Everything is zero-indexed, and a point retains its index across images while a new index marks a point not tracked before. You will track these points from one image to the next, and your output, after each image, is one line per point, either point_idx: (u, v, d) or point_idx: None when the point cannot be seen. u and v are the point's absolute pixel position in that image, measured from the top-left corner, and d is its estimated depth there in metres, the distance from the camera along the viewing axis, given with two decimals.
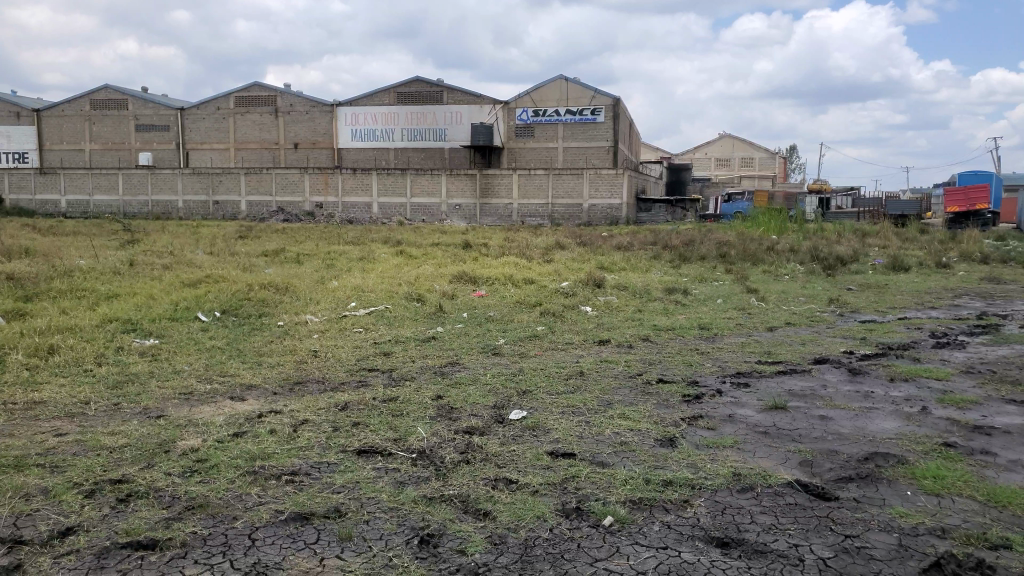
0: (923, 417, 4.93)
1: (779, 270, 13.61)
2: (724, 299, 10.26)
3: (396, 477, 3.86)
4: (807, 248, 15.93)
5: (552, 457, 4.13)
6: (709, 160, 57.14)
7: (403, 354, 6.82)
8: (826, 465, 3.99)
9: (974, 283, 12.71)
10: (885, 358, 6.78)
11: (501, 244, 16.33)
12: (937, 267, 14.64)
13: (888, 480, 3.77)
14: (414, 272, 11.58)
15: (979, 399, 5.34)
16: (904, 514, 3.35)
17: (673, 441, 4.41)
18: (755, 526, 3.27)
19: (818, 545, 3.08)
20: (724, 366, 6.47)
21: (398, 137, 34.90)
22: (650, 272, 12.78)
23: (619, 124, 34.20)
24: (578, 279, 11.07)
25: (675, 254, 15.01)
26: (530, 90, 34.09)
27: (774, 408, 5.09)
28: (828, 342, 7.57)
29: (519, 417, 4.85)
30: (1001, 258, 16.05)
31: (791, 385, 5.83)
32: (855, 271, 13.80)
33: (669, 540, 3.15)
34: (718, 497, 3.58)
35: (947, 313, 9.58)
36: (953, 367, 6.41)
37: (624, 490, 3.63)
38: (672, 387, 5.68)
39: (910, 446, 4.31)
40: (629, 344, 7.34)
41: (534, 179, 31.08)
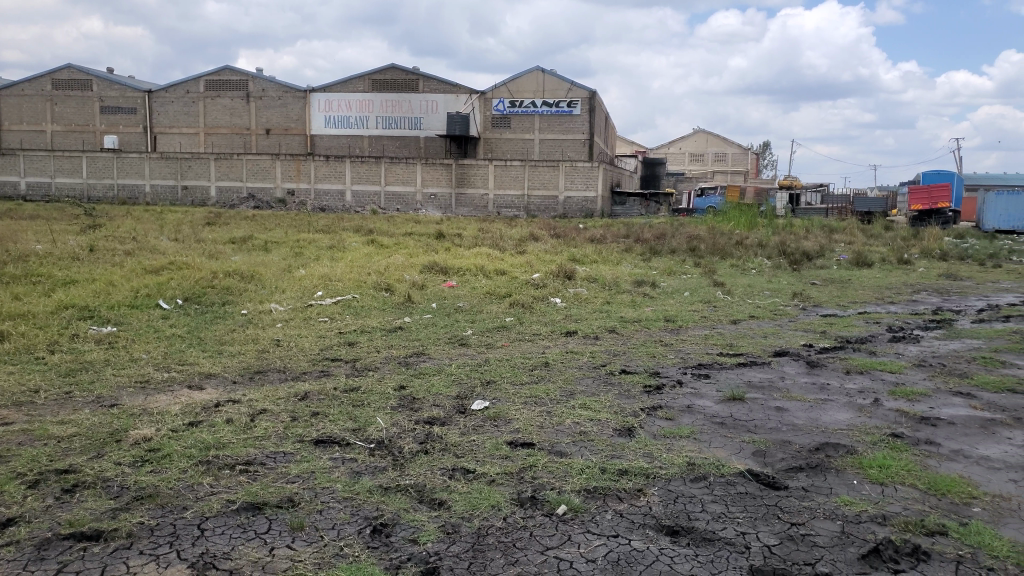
0: (874, 408, 5.09)
1: (747, 264, 13.82)
2: (691, 292, 10.39)
3: (353, 467, 3.89)
4: (775, 244, 16.17)
5: (511, 447, 4.20)
6: (683, 155, 57.45)
7: (368, 344, 6.83)
8: (778, 455, 4.10)
9: (934, 279, 13.03)
10: (843, 351, 6.95)
11: (474, 235, 16.33)
12: (900, 264, 14.95)
13: (836, 469, 3.90)
14: (384, 261, 11.54)
15: (929, 391, 5.52)
16: (848, 502, 3.46)
17: (631, 431, 4.50)
18: (705, 515, 3.36)
19: (764, 533, 3.18)
20: (686, 357, 6.59)
21: (373, 124, 34.65)
22: (621, 264, 12.89)
23: (595, 116, 34.31)
24: (548, 271, 11.13)
25: (647, 247, 15.16)
26: (506, 81, 34.07)
27: (732, 399, 5.22)
28: (789, 335, 7.74)
29: (481, 407, 4.90)
30: (960, 255, 16.49)
31: (750, 376, 5.96)
32: (821, 267, 14.05)
33: (621, 528, 3.23)
34: (670, 486, 3.67)
35: (904, 308, 9.83)
36: (907, 360, 6.59)
37: (580, 480, 3.71)
38: (635, 377, 5.79)
39: (860, 436, 4.44)
40: (595, 335, 7.42)
41: (511, 171, 31.07)
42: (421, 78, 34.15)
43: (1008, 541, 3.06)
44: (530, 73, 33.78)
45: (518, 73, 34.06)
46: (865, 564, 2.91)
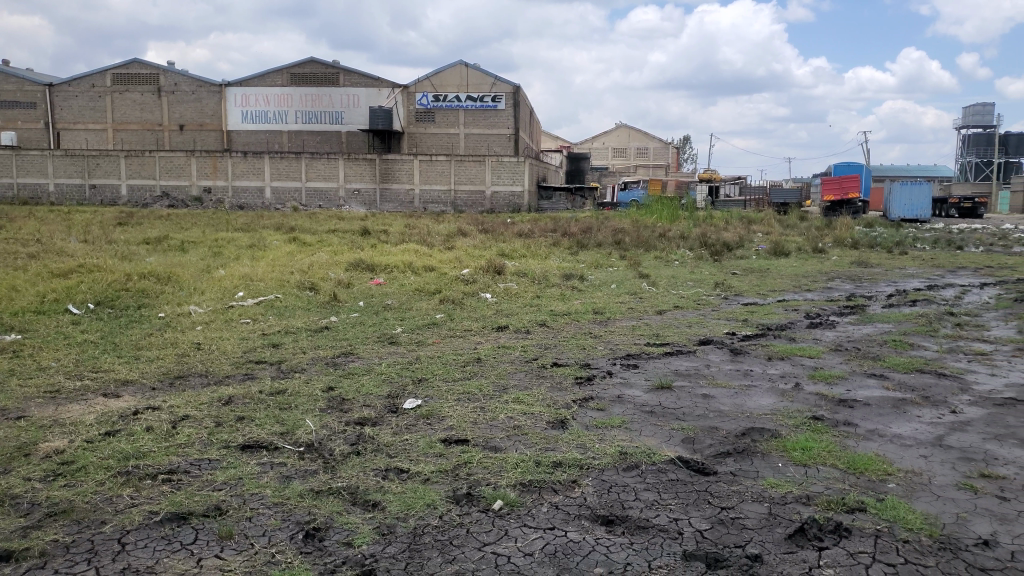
0: (795, 392, 5.26)
1: (670, 255, 14.11)
2: (618, 284, 10.54)
3: (282, 471, 3.77)
4: (696, 235, 16.55)
5: (444, 444, 4.15)
6: (606, 149, 58.11)
7: (294, 346, 6.64)
8: (706, 442, 4.19)
9: (846, 266, 13.61)
10: (764, 338, 7.17)
11: (401, 231, 16.13)
12: (814, 253, 15.55)
13: (762, 453, 4.01)
14: (308, 259, 11.27)
15: (845, 374, 5.75)
16: (773, 484, 3.57)
17: (564, 423, 4.52)
18: (639, 503, 3.40)
19: (696, 518, 3.24)
20: (615, 349, 6.67)
21: (293, 119, 33.81)
22: (550, 258, 12.97)
23: (520, 111, 34.42)
24: (477, 266, 11.09)
25: (574, 241, 15.29)
26: (429, 75, 33.79)
27: (660, 388, 5.31)
28: (713, 324, 7.93)
29: (413, 406, 4.83)
30: (869, 244, 17.28)
31: (676, 365, 6.08)
32: (741, 257, 14.47)
33: (557, 521, 3.23)
34: (604, 476, 3.70)
35: (819, 295, 10.21)
36: (824, 346, 6.85)
37: (515, 474, 3.70)
38: (566, 370, 5.82)
39: (782, 420, 4.59)
40: (527, 329, 7.43)
41: (436, 165, 30.77)
42: (342, 71, 33.51)
43: (921, 514, 3.20)
44: (453, 67, 33.64)
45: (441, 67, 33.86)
46: (791, 543, 2.99)
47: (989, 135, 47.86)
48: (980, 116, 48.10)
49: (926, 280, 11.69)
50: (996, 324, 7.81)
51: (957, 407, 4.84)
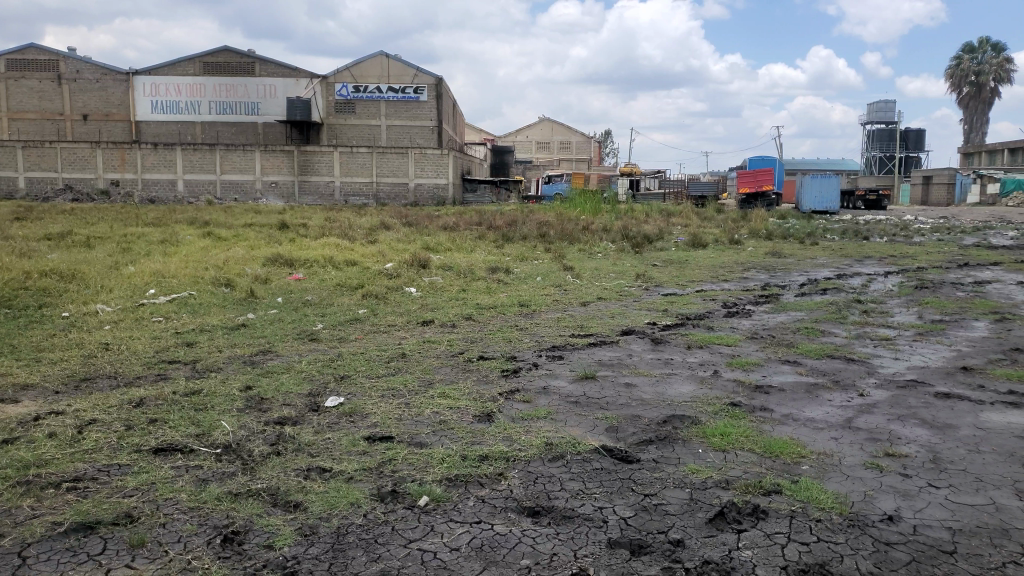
0: (714, 379, 5.40)
1: (593, 248, 14.28)
2: (543, 276, 10.59)
3: (198, 475, 3.62)
4: (618, 228, 16.79)
5: (368, 442, 4.06)
6: (530, 142, 58.34)
7: (209, 344, 6.40)
8: (630, 430, 4.24)
9: (760, 257, 14.06)
10: (684, 328, 7.33)
11: (321, 225, 15.79)
12: (730, 244, 16.02)
13: (683, 440, 4.08)
14: (223, 255, 10.89)
15: (761, 361, 5.94)
16: (694, 470, 3.64)
17: (490, 416, 4.49)
18: (564, 493, 3.41)
19: (621, 506, 3.27)
20: (540, 341, 6.69)
21: (206, 110, 32.63)
22: (475, 251, 12.91)
23: (442, 104, 34.18)
24: (401, 260, 10.93)
25: (499, 234, 15.28)
26: (349, 66, 33.20)
27: (585, 379, 5.36)
28: (635, 314, 8.06)
29: (335, 404, 4.72)
30: (781, 235, 17.91)
31: (600, 356, 6.15)
32: (661, 249, 14.76)
33: (484, 514, 3.20)
34: (530, 467, 3.70)
35: (736, 285, 10.52)
36: (740, 334, 7.05)
37: (441, 470, 3.65)
38: (491, 363, 5.80)
39: (702, 407, 4.69)
40: (452, 323, 7.38)
41: (357, 158, 30.23)
42: (258, 61, 32.53)
43: (833, 493, 3.33)
44: (373, 58, 33.15)
45: (361, 58, 33.32)
46: (712, 527, 3.05)
47: (891, 130, 50.31)
48: (883, 112, 50.47)
49: (835, 269, 12.20)
50: (899, 310, 8.22)
51: (864, 390, 5.06)
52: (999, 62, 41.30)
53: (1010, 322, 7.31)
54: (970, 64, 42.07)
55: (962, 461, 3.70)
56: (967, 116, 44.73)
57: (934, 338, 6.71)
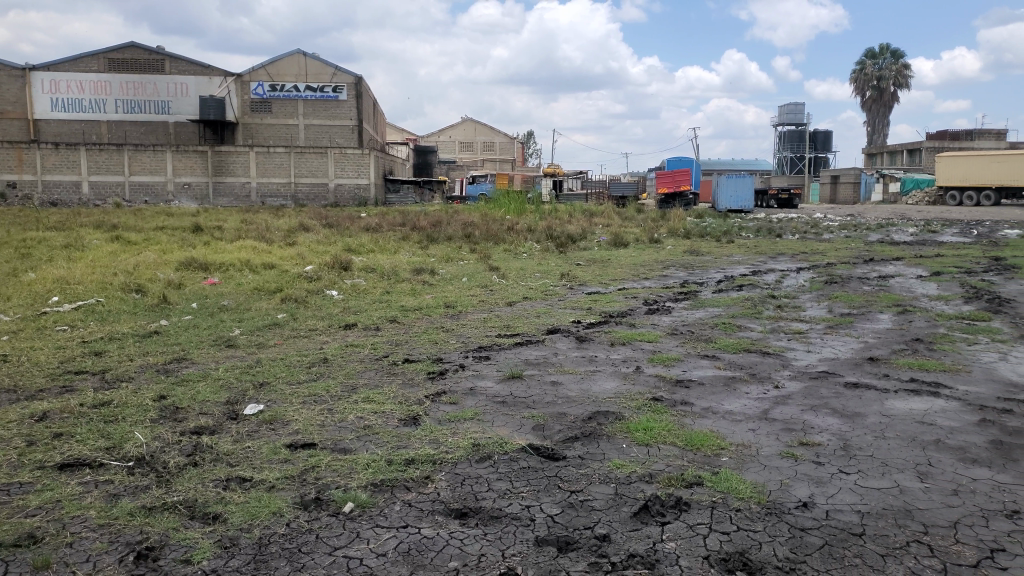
0: (637, 375, 5.51)
1: (518, 248, 14.34)
2: (468, 277, 10.57)
3: (109, 490, 3.44)
4: (542, 228, 16.93)
5: (290, 449, 3.96)
6: (453, 143, 58.18)
7: (119, 353, 6.12)
8: (556, 428, 4.28)
9: (679, 255, 14.42)
10: (607, 325, 7.44)
11: (237, 227, 15.35)
12: (651, 243, 16.36)
13: (608, 435, 4.14)
14: (133, 259, 10.44)
15: (681, 356, 6.09)
16: (619, 465, 3.69)
17: (416, 419, 4.44)
18: (491, 493, 3.40)
19: (548, 504, 3.28)
20: (466, 342, 6.67)
21: (112, 108, 31.26)
22: (398, 253, 12.78)
23: (362, 103, 33.69)
24: (322, 262, 10.71)
25: (423, 235, 15.18)
26: (265, 64, 32.37)
27: (511, 378, 5.37)
28: (560, 313, 8.14)
29: (255, 412, 4.57)
30: (699, 233, 18.42)
31: (526, 355, 6.18)
32: (584, 248, 14.97)
33: (410, 518, 3.17)
34: (457, 469, 3.68)
35: (657, 282, 10.75)
36: (661, 330, 7.20)
37: (366, 475, 3.58)
38: (417, 365, 5.75)
39: (626, 403, 4.77)
40: (376, 326, 7.27)
41: (275, 158, 29.49)
42: (168, 58, 31.39)
43: (751, 483, 3.43)
44: (290, 56, 32.43)
45: (277, 56, 32.54)
46: (637, 521, 3.10)
47: (800, 132, 52.43)
48: (793, 114, 52.42)
49: (750, 266, 12.63)
50: (810, 304, 8.56)
51: (779, 382, 5.25)
52: (897, 68, 43.64)
53: (911, 314, 7.72)
54: (871, 69, 44.22)
55: (869, 448, 3.88)
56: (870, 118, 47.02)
57: (843, 330, 7.02)
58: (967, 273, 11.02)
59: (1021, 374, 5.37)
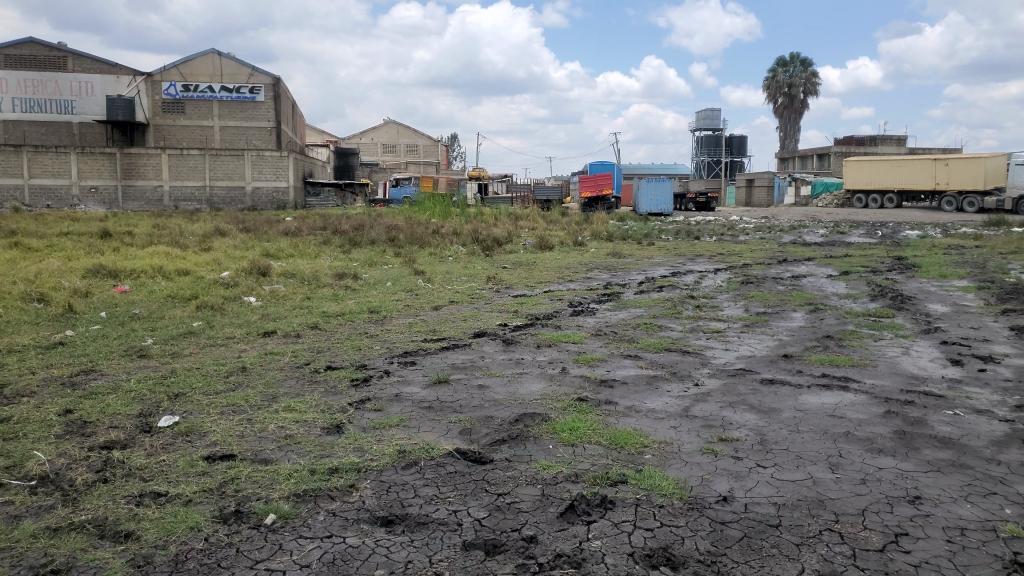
0: (562, 376, 5.57)
1: (443, 251, 14.29)
2: (393, 281, 10.46)
3: (9, 512, 3.24)
4: (468, 231, 16.93)
5: (208, 461, 3.83)
6: (375, 145, 57.52)
7: (20, 366, 5.78)
8: (483, 431, 4.27)
9: (603, 258, 14.68)
10: (533, 328, 7.49)
11: (149, 232, 14.77)
12: (575, 246, 16.58)
13: (534, 437, 4.16)
14: (34, 267, 9.90)
15: (605, 356, 6.19)
16: (545, 466, 3.72)
17: (339, 428, 4.36)
18: (418, 499, 3.37)
19: (474, 508, 3.28)
20: (391, 347, 6.60)
21: (10, 107, 29.66)
22: (319, 257, 12.54)
23: (281, 104, 32.89)
24: (240, 268, 10.40)
25: (345, 239, 14.94)
26: (177, 63, 31.23)
27: (437, 383, 5.34)
28: (486, 316, 8.15)
29: (170, 424, 4.40)
30: (622, 236, 18.80)
31: (453, 359, 6.16)
32: (509, 251, 15.04)
33: (335, 528, 3.10)
34: (383, 476, 3.63)
35: (581, 285, 10.90)
36: (585, 331, 7.30)
37: (288, 486, 3.50)
38: (340, 372, 5.65)
39: (552, 404, 4.81)
40: (297, 333, 7.11)
41: (189, 160, 28.51)
42: (71, 55, 30.01)
43: (673, 479, 3.51)
44: (204, 55, 31.38)
45: (190, 55, 31.46)
46: (563, 521, 3.13)
47: (717, 137, 54.10)
48: (710, 119, 54.13)
49: (670, 267, 12.96)
50: (727, 304, 8.84)
51: (699, 379, 5.41)
52: (807, 76, 45.73)
53: (822, 313, 8.06)
54: (783, 77, 46.05)
55: (785, 441, 4.04)
56: (782, 123, 49.02)
57: (758, 329, 7.28)
58: (873, 272, 11.59)
59: (922, 367, 5.68)
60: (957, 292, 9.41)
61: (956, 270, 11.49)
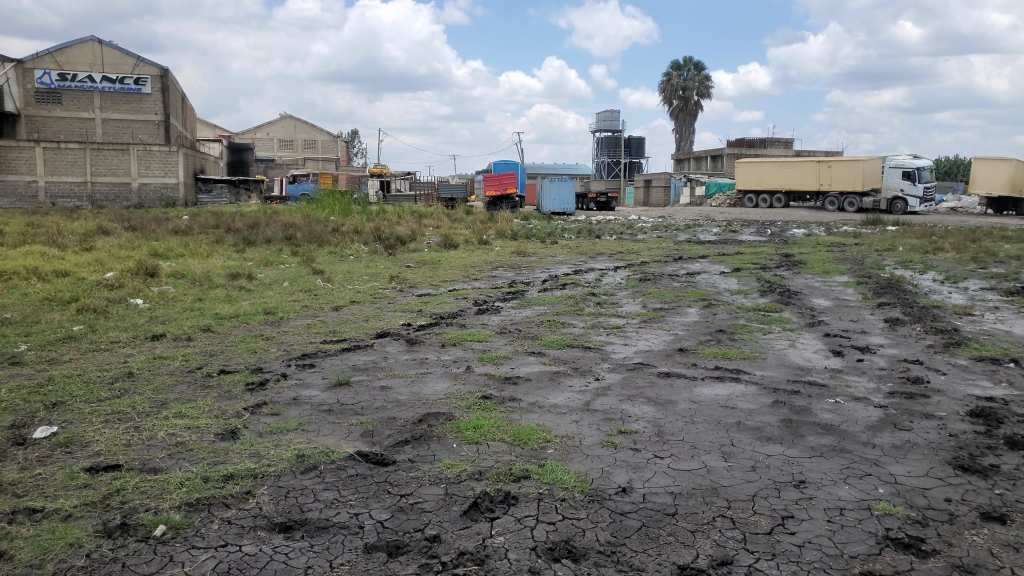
0: (466, 374, 5.57)
1: (344, 250, 14.02)
2: (290, 281, 10.18)
3: None
4: (370, 230, 16.67)
5: (90, 473, 3.61)
6: (271, 140, 55.78)
7: None
8: (385, 433, 4.22)
9: (507, 256, 14.77)
10: (437, 327, 7.46)
11: (21, 230, 13.79)
12: (478, 244, 16.60)
13: (437, 436, 4.15)
14: None
15: (509, 354, 6.23)
16: (448, 465, 3.71)
17: (235, 433, 4.21)
18: (318, 504, 3.30)
19: (377, 510, 3.23)
20: (289, 349, 6.42)
21: None
22: (212, 257, 12.06)
23: (169, 97, 31.35)
24: (125, 268, 9.86)
25: (239, 238, 14.41)
26: (52, 51, 29.34)
27: (338, 385, 5.23)
28: (389, 316, 8.06)
29: (47, 435, 4.12)
30: (525, 235, 18.97)
31: (353, 360, 6.05)
32: (413, 250, 14.92)
33: (230, 536, 3.00)
34: (281, 481, 3.53)
35: (485, 283, 10.93)
36: (490, 330, 7.32)
37: (179, 495, 3.35)
38: (235, 377, 5.44)
39: (456, 403, 4.80)
40: (188, 336, 6.81)
41: (67, 154, 26.80)
42: None
43: (574, 472, 3.58)
44: (82, 43, 29.65)
45: (66, 42, 29.62)
46: (466, 519, 3.13)
47: (616, 138, 55.43)
48: (610, 121, 55.36)
49: (572, 265, 13.17)
50: (627, 300, 9.09)
51: (600, 374, 5.53)
52: (700, 79, 47.54)
53: (715, 308, 8.40)
54: (677, 80, 47.53)
55: (681, 432, 4.19)
56: (678, 126, 50.73)
57: (656, 324, 7.51)
58: (761, 269, 12.15)
59: (807, 358, 6.02)
60: (838, 287, 10.01)
61: (837, 267, 12.20)
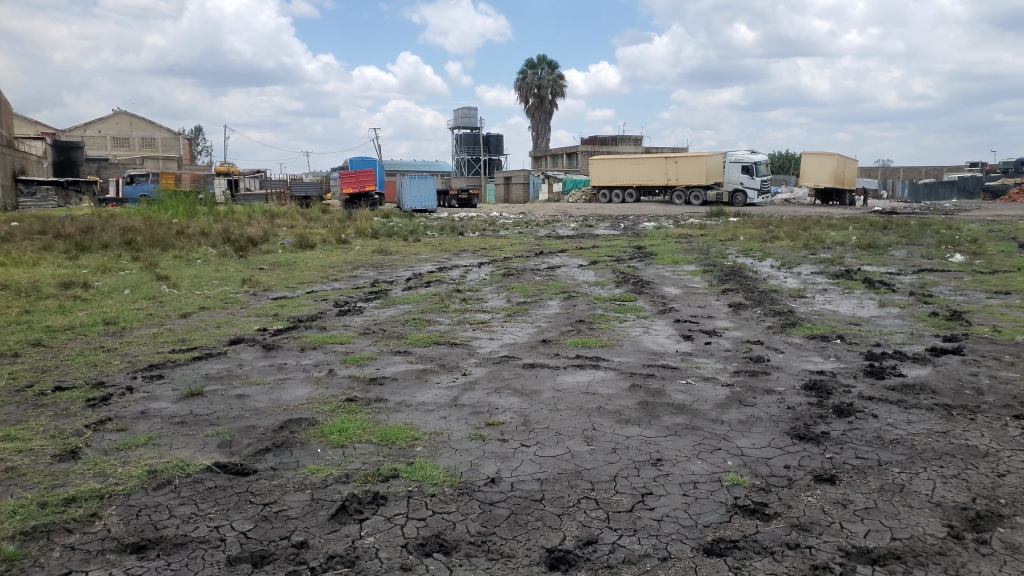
0: (329, 377, 5.45)
1: (190, 254, 13.29)
2: (132, 288, 9.54)
3: None
4: (218, 231, 15.87)
5: None
6: (104, 138, 51.71)
7: None
8: (244, 442, 4.06)
9: (368, 255, 14.52)
10: (297, 330, 7.24)
11: None
12: (337, 244, 16.20)
13: (301, 442, 4.04)
14: None
15: (374, 354, 6.16)
16: (314, 470, 3.63)
17: (75, 453, 3.91)
18: (174, 520, 3.13)
19: (238, 521, 3.12)
20: (134, 361, 6.02)
21: None
22: (40, 265, 11.07)
23: None
24: None
25: (70, 243, 13.29)
26: None
27: (190, 396, 4.97)
28: (243, 322, 7.73)
29: None
30: (386, 233, 18.72)
31: (206, 369, 5.77)
32: (266, 251, 14.36)
33: (75, 562, 2.79)
34: (131, 501, 3.31)
35: (347, 284, 10.71)
36: (353, 331, 7.20)
37: (13, 524, 3.07)
38: (73, 393, 5.03)
39: (319, 407, 4.69)
40: (15, 352, 6.22)
41: None
42: None
43: (443, 468, 3.61)
44: None
45: None
46: (335, 522, 3.08)
47: (474, 136, 55.78)
48: (467, 118, 55.58)
49: (435, 263, 13.14)
50: (491, 296, 9.20)
51: (466, 369, 5.59)
52: (554, 79, 48.68)
53: (575, 300, 8.67)
54: (532, 79, 48.38)
55: (545, 420, 4.31)
56: (534, 124, 51.75)
57: (519, 317, 7.67)
58: (617, 261, 12.64)
59: (660, 343, 6.36)
60: (687, 276, 10.61)
61: (685, 257, 12.90)
